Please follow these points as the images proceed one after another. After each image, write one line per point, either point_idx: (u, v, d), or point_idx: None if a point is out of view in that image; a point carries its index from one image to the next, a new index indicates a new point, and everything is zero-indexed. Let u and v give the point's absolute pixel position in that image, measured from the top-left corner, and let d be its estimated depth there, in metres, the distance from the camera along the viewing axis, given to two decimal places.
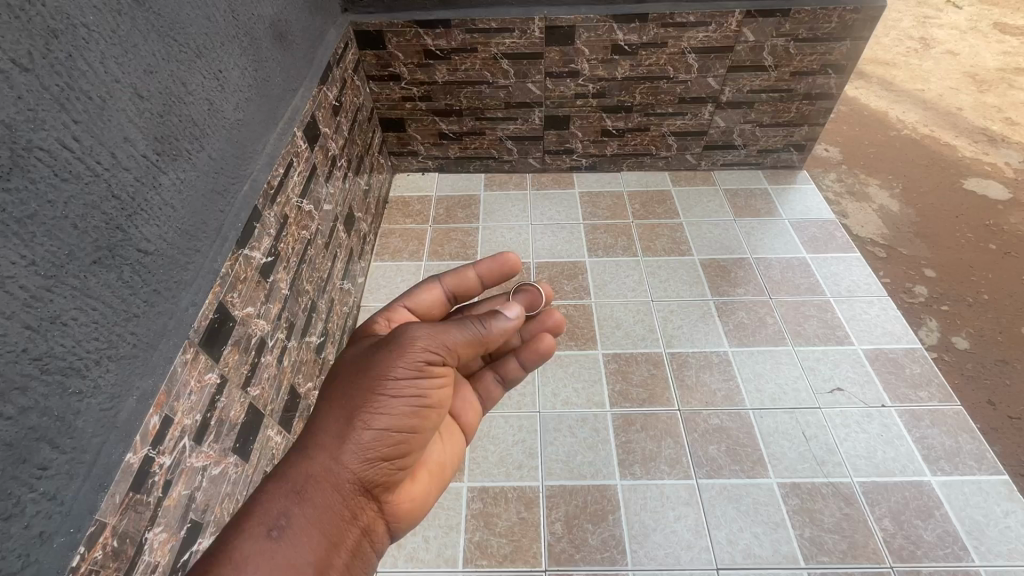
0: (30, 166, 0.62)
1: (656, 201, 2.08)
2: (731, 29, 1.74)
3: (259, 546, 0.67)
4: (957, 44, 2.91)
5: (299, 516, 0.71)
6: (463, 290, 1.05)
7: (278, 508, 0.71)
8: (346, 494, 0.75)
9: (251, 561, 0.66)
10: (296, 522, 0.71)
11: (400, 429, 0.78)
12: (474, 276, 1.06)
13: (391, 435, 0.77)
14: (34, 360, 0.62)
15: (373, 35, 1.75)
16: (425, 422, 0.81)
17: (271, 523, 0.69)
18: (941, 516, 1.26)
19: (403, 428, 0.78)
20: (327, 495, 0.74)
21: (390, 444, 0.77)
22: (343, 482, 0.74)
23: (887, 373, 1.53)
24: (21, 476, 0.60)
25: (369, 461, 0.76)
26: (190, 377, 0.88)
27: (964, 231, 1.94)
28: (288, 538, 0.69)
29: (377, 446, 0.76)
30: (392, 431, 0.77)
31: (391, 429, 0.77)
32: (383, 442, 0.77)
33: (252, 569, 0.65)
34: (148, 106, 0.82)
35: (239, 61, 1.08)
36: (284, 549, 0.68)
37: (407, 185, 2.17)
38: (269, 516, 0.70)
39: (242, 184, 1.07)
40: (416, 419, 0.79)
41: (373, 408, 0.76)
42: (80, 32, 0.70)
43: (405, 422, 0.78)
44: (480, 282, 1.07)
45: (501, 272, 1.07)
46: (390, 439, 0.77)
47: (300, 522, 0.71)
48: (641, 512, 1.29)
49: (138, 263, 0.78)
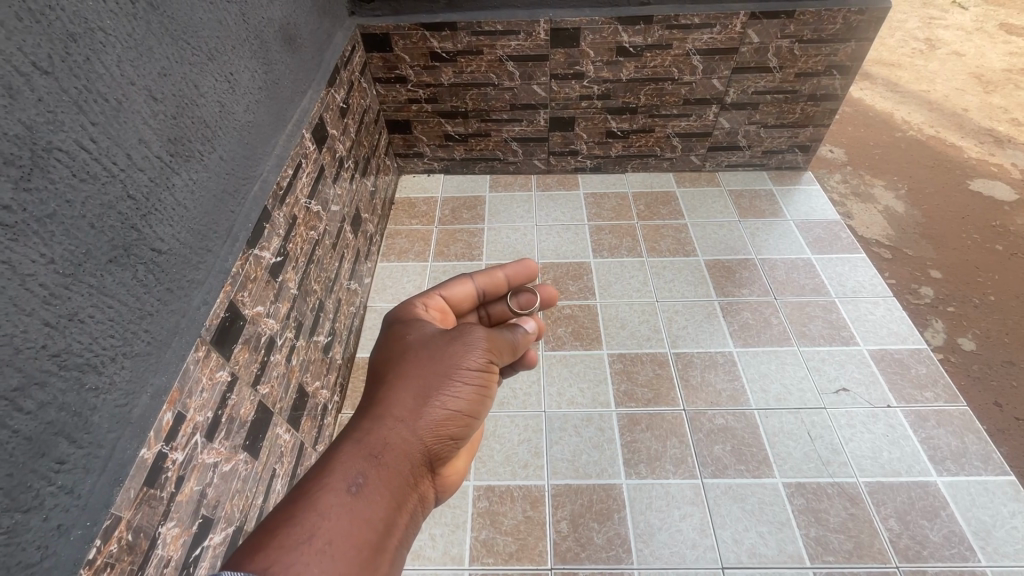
0: (50, 167, 0.63)
1: (661, 202, 2.08)
2: (736, 30, 1.75)
3: (340, 502, 0.64)
4: (963, 45, 2.91)
5: (378, 478, 0.69)
6: (493, 290, 1.07)
7: (357, 467, 0.69)
8: (416, 466, 0.75)
9: (332, 514, 0.63)
10: (373, 483, 0.69)
11: (463, 412, 0.82)
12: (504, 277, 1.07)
13: (456, 416, 0.81)
14: (52, 357, 0.63)
15: (380, 38, 1.76)
16: (480, 410, 0.86)
17: (350, 482, 0.67)
18: (947, 516, 1.26)
19: (466, 411, 0.82)
20: (401, 462, 0.73)
21: (455, 425, 0.81)
22: (414, 453, 0.75)
23: (892, 373, 1.53)
24: (40, 470, 0.61)
25: (437, 437, 0.78)
26: (202, 375, 0.89)
27: (970, 232, 1.93)
28: (367, 496, 0.67)
29: (445, 425, 0.79)
30: (458, 411, 0.81)
31: (458, 410, 0.81)
32: (450, 422, 0.80)
33: (333, 522, 0.62)
34: (162, 108, 0.83)
35: (250, 64, 1.09)
36: (363, 508, 0.66)
37: (413, 186, 2.19)
38: (349, 473, 0.68)
39: (253, 185, 1.08)
40: (475, 405, 0.84)
41: (447, 389, 0.80)
42: (98, 36, 0.71)
43: (469, 406, 0.83)
44: (507, 284, 1.08)
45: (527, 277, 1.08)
46: (455, 420, 0.81)
47: (378, 483, 0.69)
48: (646, 511, 1.29)
49: (152, 262, 0.80)
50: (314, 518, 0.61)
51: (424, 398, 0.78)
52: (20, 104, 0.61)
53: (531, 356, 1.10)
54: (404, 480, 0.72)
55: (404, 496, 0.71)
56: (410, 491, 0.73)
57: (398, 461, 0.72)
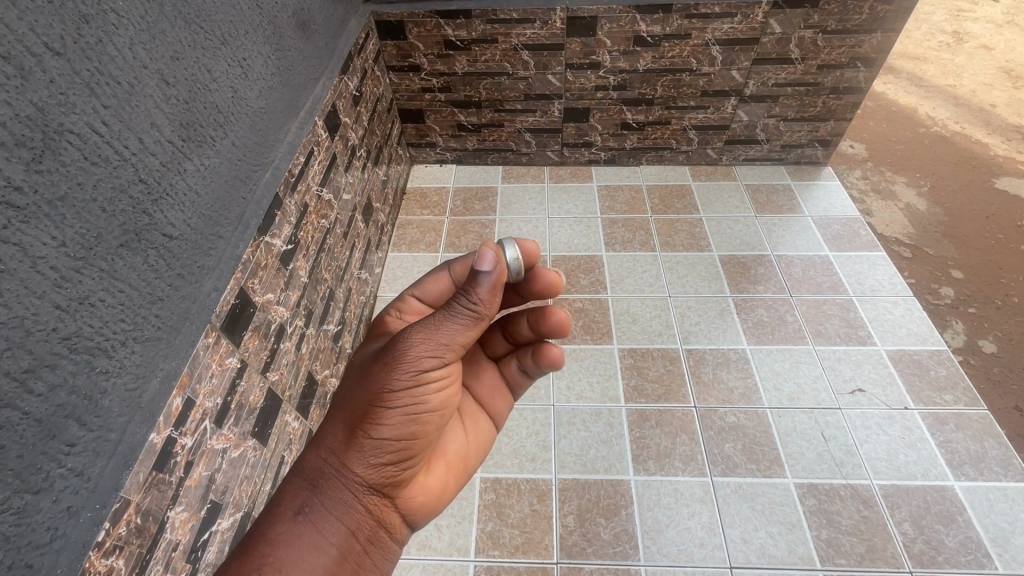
0: (62, 149, 0.63)
1: (675, 196, 2.05)
2: (758, 20, 1.70)
3: (286, 532, 0.69)
4: (992, 38, 2.82)
5: (322, 505, 0.72)
6: None
7: (301, 497, 0.72)
8: (363, 492, 0.75)
9: (280, 543, 0.68)
10: (320, 511, 0.72)
11: (410, 435, 0.76)
12: None
13: (398, 440, 0.75)
14: (63, 340, 0.63)
15: (394, 25, 1.75)
16: (434, 424, 0.79)
17: (297, 509, 0.71)
18: (964, 521, 1.23)
19: (410, 432, 0.76)
20: (342, 492, 0.73)
21: (398, 448, 0.76)
22: (357, 482, 0.74)
23: (911, 374, 1.49)
24: (50, 452, 0.61)
25: (380, 463, 0.75)
26: (212, 360, 0.89)
27: (994, 232, 1.88)
28: (313, 524, 0.71)
29: (385, 451, 0.74)
30: (398, 436, 0.75)
31: (399, 436, 0.75)
32: (391, 448, 0.75)
33: (282, 551, 0.68)
34: (174, 92, 0.82)
35: (263, 49, 1.08)
36: (308, 536, 0.70)
37: (425, 176, 2.18)
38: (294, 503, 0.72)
39: (265, 172, 1.08)
40: (420, 424, 0.77)
41: (377, 418, 0.73)
42: (110, 18, 0.71)
43: (412, 425, 0.76)
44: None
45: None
46: (400, 445, 0.76)
47: (322, 511, 0.72)
48: (654, 508, 1.28)
49: (163, 247, 0.79)
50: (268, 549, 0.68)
51: (354, 428, 0.73)
52: (32, 85, 0.60)
53: (555, 356, 1.02)
54: (352, 506, 0.74)
55: (352, 519, 0.74)
56: (361, 515, 0.75)
57: (342, 491, 0.73)
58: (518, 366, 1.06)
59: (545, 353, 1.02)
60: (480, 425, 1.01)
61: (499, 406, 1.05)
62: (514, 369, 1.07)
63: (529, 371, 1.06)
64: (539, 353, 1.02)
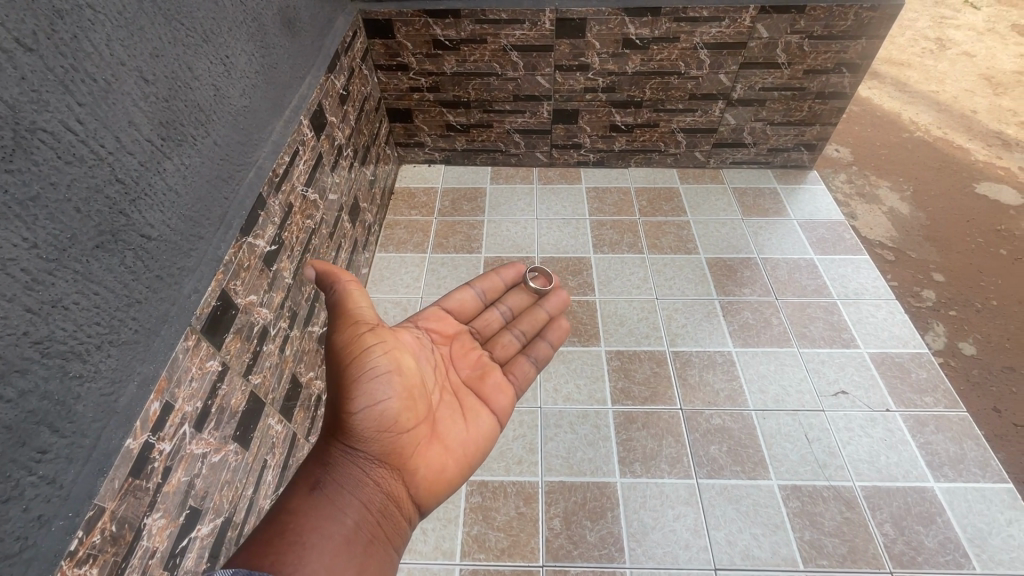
0: (33, 147, 0.62)
1: (663, 198, 2.06)
2: (745, 25, 1.72)
3: (303, 504, 0.81)
4: (974, 45, 2.87)
5: (333, 480, 0.85)
6: (488, 288, 1.33)
7: (314, 479, 0.85)
8: (365, 466, 0.88)
9: (298, 511, 0.80)
10: (332, 485, 0.85)
11: (390, 407, 0.90)
12: (497, 280, 1.36)
13: (382, 412, 0.89)
14: (34, 344, 0.62)
15: (382, 24, 1.73)
16: (408, 399, 0.94)
17: (310, 487, 0.84)
18: (943, 522, 1.25)
19: (384, 405, 0.90)
20: (348, 467, 0.87)
21: (383, 421, 0.89)
22: (357, 456, 0.88)
23: (892, 377, 1.51)
24: (20, 460, 0.60)
25: (371, 436, 0.89)
26: (192, 364, 0.88)
27: (974, 236, 1.91)
28: (326, 497, 0.83)
29: (371, 424, 0.88)
30: (377, 409, 0.89)
31: (379, 407, 0.89)
32: (376, 420, 0.89)
33: (301, 516, 0.80)
34: (154, 91, 0.81)
35: (247, 47, 1.06)
36: (325, 507, 0.82)
37: (413, 176, 2.17)
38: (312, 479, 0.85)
39: (248, 172, 1.06)
40: (393, 398, 0.91)
41: (355, 396, 0.88)
42: (86, 13, 0.69)
43: (384, 398, 0.90)
44: (501, 282, 1.36)
45: (518, 274, 1.38)
46: (384, 417, 0.89)
47: (335, 485, 0.85)
48: (640, 510, 1.28)
49: (141, 248, 0.78)
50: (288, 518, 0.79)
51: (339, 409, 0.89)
52: (2, 81, 0.58)
53: (561, 323, 1.35)
54: (358, 480, 0.87)
55: (361, 492, 0.86)
56: (369, 489, 0.87)
57: (348, 467, 0.87)
58: (527, 360, 1.27)
59: (556, 321, 1.35)
60: (485, 418, 1.10)
61: (502, 402, 1.15)
62: (525, 365, 1.26)
63: (538, 358, 1.28)
64: (554, 322, 1.35)
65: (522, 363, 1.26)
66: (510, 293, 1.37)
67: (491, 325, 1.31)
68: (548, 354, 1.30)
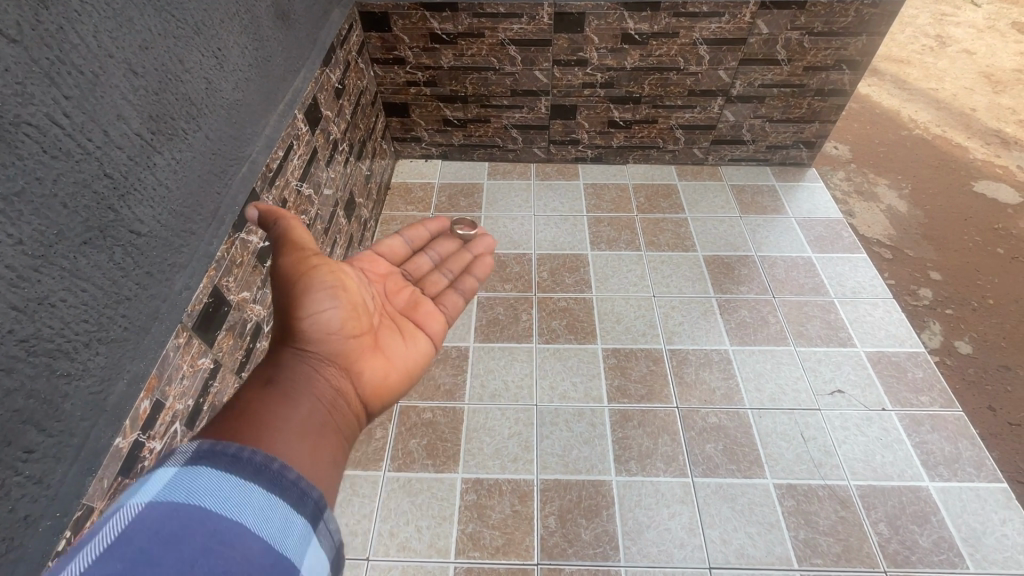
0: (18, 141, 0.60)
1: (661, 195, 2.05)
2: (745, 20, 1.70)
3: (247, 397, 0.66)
4: (974, 43, 2.86)
5: (280, 376, 0.72)
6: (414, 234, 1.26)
7: (260, 377, 0.72)
8: (314, 365, 0.76)
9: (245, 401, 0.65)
10: (280, 381, 0.71)
11: (337, 315, 0.83)
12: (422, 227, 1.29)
13: (329, 318, 0.82)
14: (20, 342, 0.60)
15: (379, 17, 1.71)
16: (347, 304, 0.86)
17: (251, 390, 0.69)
18: (937, 522, 1.25)
19: (327, 307, 0.82)
20: (299, 368, 0.75)
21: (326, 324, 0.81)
22: (304, 356, 0.76)
23: (889, 376, 1.51)
24: (6, 460, 0.58)
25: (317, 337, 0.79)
26: (183, 362, 0.88)
27: (971, 235, 1.91)
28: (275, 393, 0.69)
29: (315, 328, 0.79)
30: (321, 312, 0.81)
31: (323, 313, 0.81)
32: (320, 324, 0.80)
33: (250, 403, 0.64)
34: (144, 84, 0.79)
35: (240, 40, 1.05)
36: (275, 397, 0.68)
37: (409, 171, 2.15)
38: (258, 375, 0.72)
39: (241, 167, 1.05)
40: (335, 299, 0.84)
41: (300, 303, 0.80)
42: (72, 4, 0.67)
43: (326, 303, 0.82)
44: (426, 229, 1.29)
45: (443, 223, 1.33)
46: (330, 324, 0.82)
47: (282, 381, 0.71)
48: (635, 509, 1.28)
49: (130, 244, 0.76)
50: (239, 408, 0.64)
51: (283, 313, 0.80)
52: None
53: (484, 259, 1.31)
54: (307, 377, 0.74)
55: (313, 389, 0.73)
56: (320, 387, 0.74)
57: (294, 367, 0.74)
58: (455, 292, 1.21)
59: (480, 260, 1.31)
60: (424, 341, 1.01)
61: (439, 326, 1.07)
62: (455, 296, 1.20)
63: (466, 290, 1.23)
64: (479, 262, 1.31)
65: (452, 297, 1.20)
66: (436, 240, 1.31)
67: (419, 269, 1.23)
68: (474, 287, 1.25)
